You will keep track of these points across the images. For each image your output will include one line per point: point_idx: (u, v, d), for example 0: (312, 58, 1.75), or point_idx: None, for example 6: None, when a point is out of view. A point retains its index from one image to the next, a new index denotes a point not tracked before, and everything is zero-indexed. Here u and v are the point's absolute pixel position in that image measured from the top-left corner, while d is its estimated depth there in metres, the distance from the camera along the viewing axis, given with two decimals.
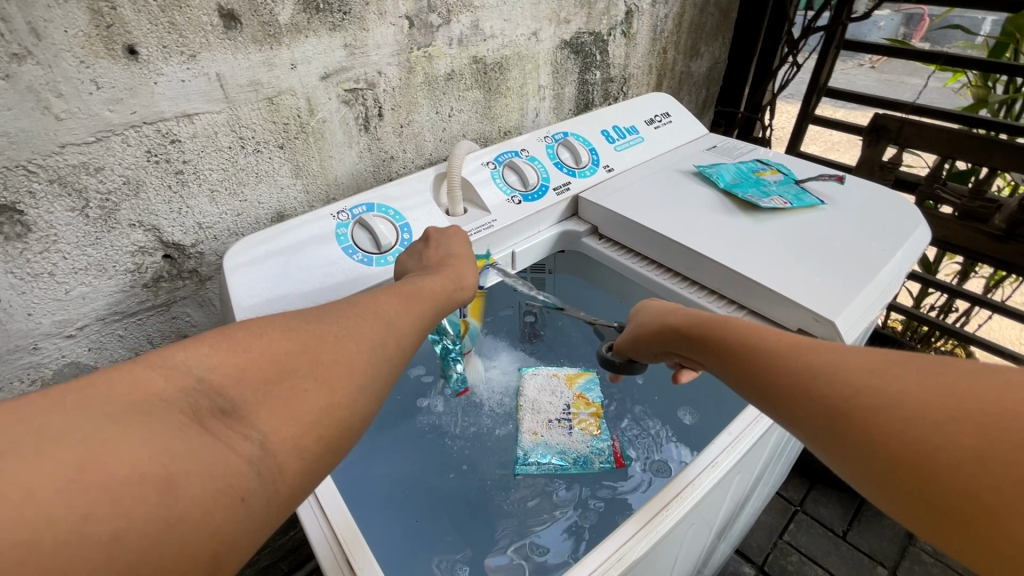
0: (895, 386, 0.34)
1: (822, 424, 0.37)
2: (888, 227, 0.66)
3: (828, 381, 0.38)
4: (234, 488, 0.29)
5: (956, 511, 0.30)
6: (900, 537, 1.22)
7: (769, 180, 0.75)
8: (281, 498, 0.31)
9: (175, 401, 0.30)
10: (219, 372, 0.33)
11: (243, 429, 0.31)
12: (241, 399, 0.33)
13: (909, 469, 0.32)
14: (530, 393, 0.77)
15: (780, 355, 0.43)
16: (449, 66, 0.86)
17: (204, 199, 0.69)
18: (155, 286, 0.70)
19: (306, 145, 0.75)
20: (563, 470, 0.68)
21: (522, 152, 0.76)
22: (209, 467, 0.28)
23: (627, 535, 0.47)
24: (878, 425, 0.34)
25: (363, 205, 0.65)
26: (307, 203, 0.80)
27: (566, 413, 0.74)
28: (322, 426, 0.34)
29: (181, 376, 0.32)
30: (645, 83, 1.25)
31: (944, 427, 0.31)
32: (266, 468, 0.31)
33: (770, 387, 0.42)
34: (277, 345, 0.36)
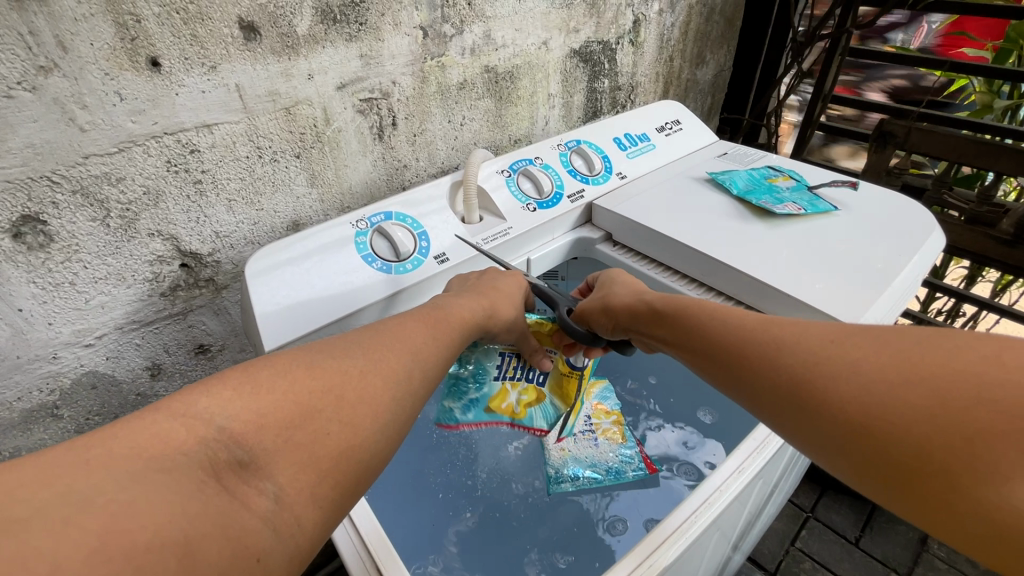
0: (855, 355, 0.39)
1: (786, 394, 0.42)
2: (902, 232, 0.66)
3: (793, 354, 0.42)
4: (249, 549, 0.30)
5: (912, 466, 0.35)
6: (913, 544, 1.21)
7: (782, 186, 0.76)
8: (295, 552, 0.33)
9: (195, 455, 0.32)
10: (239, 422, 0.34)
11: (256, 483, 0.33)
12: (259, 448, 0.34)
13: (868, 430, 0.36)
14: None
15: (747, 333, 0.47)
16: (462, 75, 0.87)
17: (221, 208, 0.69)
18: (172, 295, 0.70)
19: (321, 154, 0.76)
20: (597, 482, 0.67)
21: (535, 160, 0.77)
22: (227, 528, 0.30)
23: (644, 554, 0.47)
24: (839, 391, 0.38)
25: (382, 213, 0.65)
26: (322, 211, 0.80)
27: (588, 425, 0.70)
28: (336, 472, 0.36)
29: (202, 427, 0.33)
30: (652, 91, 1.26)
31: (900, 390, 0.36)
32: (281, 524, 0.32)
33: (737, 365, 0.46)
34: (306, 385, 0.38)
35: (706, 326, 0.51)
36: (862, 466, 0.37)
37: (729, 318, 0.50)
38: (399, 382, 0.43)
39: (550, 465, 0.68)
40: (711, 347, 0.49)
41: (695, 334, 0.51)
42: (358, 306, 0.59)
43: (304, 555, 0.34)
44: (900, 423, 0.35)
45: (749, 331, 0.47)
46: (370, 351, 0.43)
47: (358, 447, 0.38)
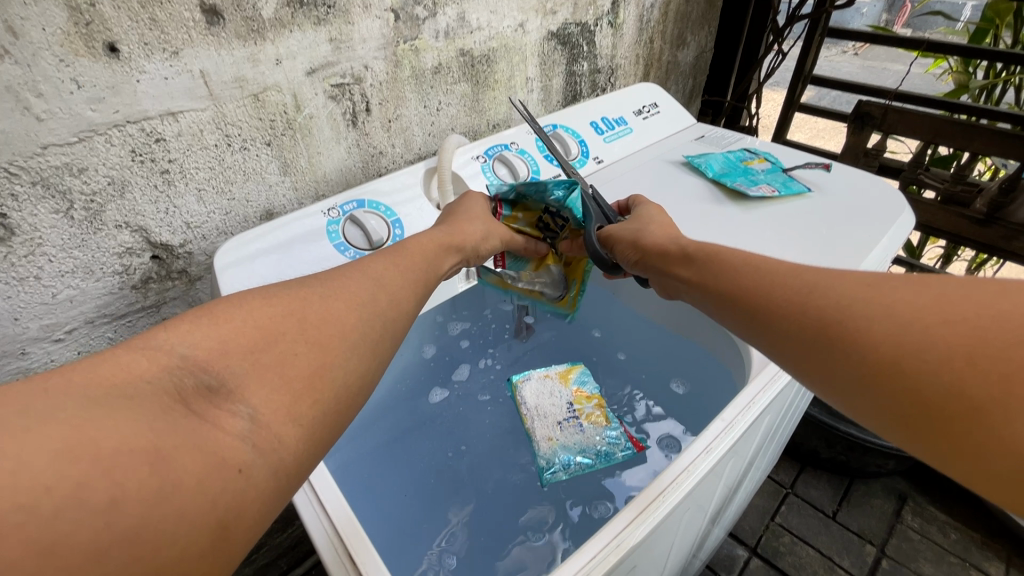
0: (889, 297, 0.40)
1: (811, 334, 0.43)
2: (874, 212, 0.67)
3: (824, 295, 0.44)
4: (229, 461, 0.31)
5: (937, 404, 0.35)
6: (888, 516, 1.25)
7: (757, 168, 0.76)
8: (280, 469, 0.33)
9: (159, 381, 0.33)
10: (201, 350, 0.35)
11: (230, 405, 0.33)
12: (229, 374, 0.35)
13: (897, 368, 0.37)
14: (529, 400, 0.71)
15: (779, 280, 0.48)
16: (436, 59, 0.85)
17: (191, 198, 0.68)
18: (144, 287, 0.69)
19: (293, 142, 0.74)
20: (589, 468, 0.65)
21: (511, 145, 0.75)
22: (197, 442, 0.30)
23: (633, 516, 0.48)
24: (871, 330, 0.39)
25: (354, 201, 0.64)
26: (296, 200, 0.79)
27: (571, 411, 0.71)
28: (315, 389, 0.37)
29: (163, 356, 0.34)
30: (632, 74, 1.25)
31: (933, 330, 0.36)
32: (261, 440, 0.33)
33: (766, 314, 0.48)
34: (262, 313, 0.39)
35: (735, 280, 0.52)
36: (885, 407, 0.38)
37: (763, 271, 0.50)
38: (369, 334, 0.42)
39: (540, 453, 0.67)
40: (740, 298, 0.51)
41: (726, 285, 0.53)
42: None
43: (291, 471, 0.34)
44: (930, 361, 0.35)
45: (781, 281, 0.48)
46: (340, 304, 0.43)
47: (331, 366, 0.38)
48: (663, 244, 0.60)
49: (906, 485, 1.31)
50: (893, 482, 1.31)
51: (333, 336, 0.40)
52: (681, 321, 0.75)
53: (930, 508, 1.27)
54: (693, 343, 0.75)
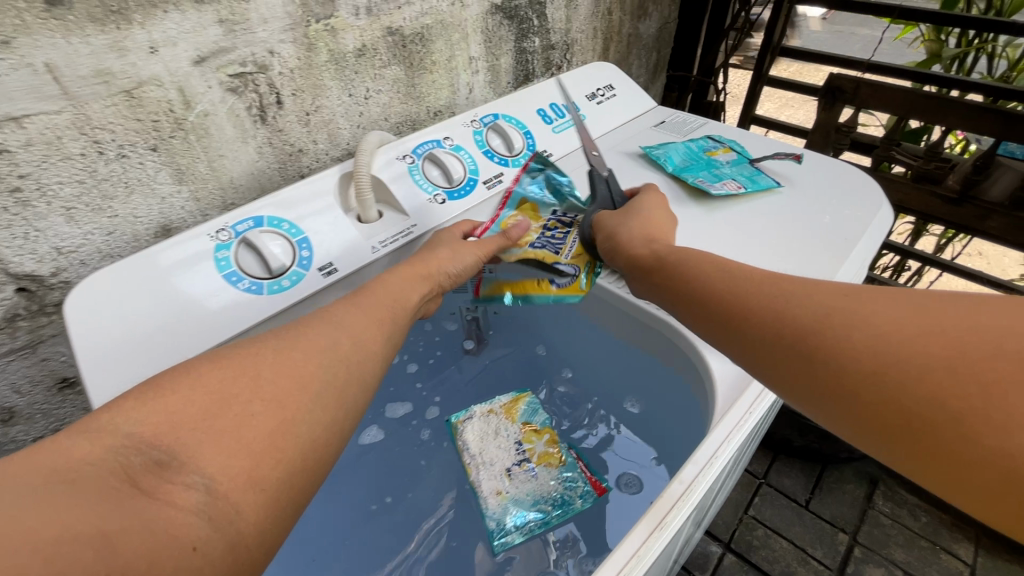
0: (868, 305, 0.37)
1: (788, 345, 0.39)
2: (849, 209, 0.60)
3: (801, 304, 0.40)
4: (182, 539, 0.29)
5: (921, 416, 0.32)
6: (860, 501, 1.24)
7: (721, 160, 0.68)
8: (240, 544, 0.31)
9: (105, 464, 0.30)
10: (148, 425, 0.33)
11: (183, 478, 0.31)
12: (178, 446, 0.32)
13: (881, 380, 0.34)
14: (471, 446, 0.59)
15: (751, 285, 0.44)
16: (359, 40, 0.74)
17: (57, 218, 0.56)
18: (11, 327, 0.59)
19: (186, 145, 0.63)
20: (546, 525, 0.53)
21: (444, 141, 0.65)
22: (147, 522, 0.28)
23: (658, 518, 0.41)
24: (852, 340, 0.36)
25: (250, 218, 0.53)
26: (199, 211, 0.68)
27: (521, 453, 0.59)
28: (277, 448, 0.35)
29: (108, 436, 0.32)
30: (590, 49, 1.15)
31: (915, 341, 0.34)
32: (217, 512, 0.31)
33: (740, 321, 0.43)
34: (216, 376, 0.36)
35: (705, 285, 0.47)
36: (868, 422, 0.35)
37: (731, 273, 0.46)
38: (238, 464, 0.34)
39: (484, 508, 0.55)
40: (709, 305, 0.46)
41: (692, 290, 0.48)
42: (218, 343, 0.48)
43: (252, 544, 0.32)
44: (921, 371, 0.33)
45: (754, 286, 0.44)
46: None
47: (294, 423, 0.36)
48: (638, 245, 0.53)
49: (877, 468, 1.30)
50: (864, 466, 1.30)
51: (292, 389, 0.38)
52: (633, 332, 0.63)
53: (902, 491, 1.26)
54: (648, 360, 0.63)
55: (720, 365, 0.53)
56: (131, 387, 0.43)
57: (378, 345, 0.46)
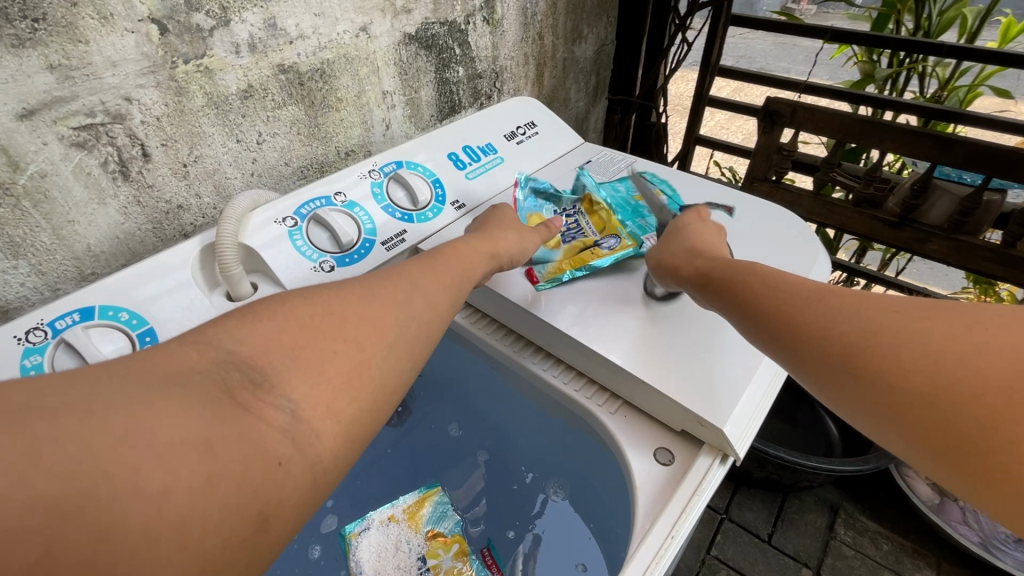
0: (925, 323, 0.37)
1: (836, 359, 0.39)
2: (781, 270, 0.54)
3: (850, 320, 0.39)
4: (270, 458, 0.29)
5: (968, 441, 0.32)
6: (822, 532, 1.20)
7: (650, 215, 0.63)
8: (322, 467, 0.31)
9: (207, 373, 0.31)
10: (248, 345, 0.33)
11: (271, 400, 0.31)
12: (272, 367, 0.32)
13: (932, 401, 0.34)
14: (366, 569, 0.50)
15: (797, 295, 0.43)
16: (243, 80, 0.65)
17: None
18: None
19: (18, 213, 0.53)
20: None
21: (334, 198, 0.57)
22: (246, 438, 0.29)
23: (683, 502, 0.42)
24: (905, 358, 0.36)
25: (75, 310, 0.43)
26: (47, 287, 0.58)
27: (424, 572, 0.50)
28: (354, 386, 0.34)
29: (213, 351, 0.32)
30: (522, 76, 1.09)
31: (971, 363, 0.33)
32: (301, 436, 0.31)
33: (782, 326, 0.42)
34: (306, 311, 0.36)
35: (751, 290, 0.46)
36: (917, 436, 0.35)
37: (778, 284, 0.45)
38: None
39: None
40: (753, 310, 0.45)
41: (741, 300, 0.46)
42: None
43: (331, 472, 0.32)
44: (958, 391, 0.33)
45: (800, 297, 0.43)
46: None
47: (370, 363, 0.36)
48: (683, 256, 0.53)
49: (837, 494, 1.27)
50: (824, 493, 1.27)
51: (372, 337, 0.37)
52: (553, 408, 0.56)
53: (862, 517, 1.23)
54: (574, 438, 0.56)
55: (642, 461, 0.47)
56: None
57: (445, 309, 0.44)
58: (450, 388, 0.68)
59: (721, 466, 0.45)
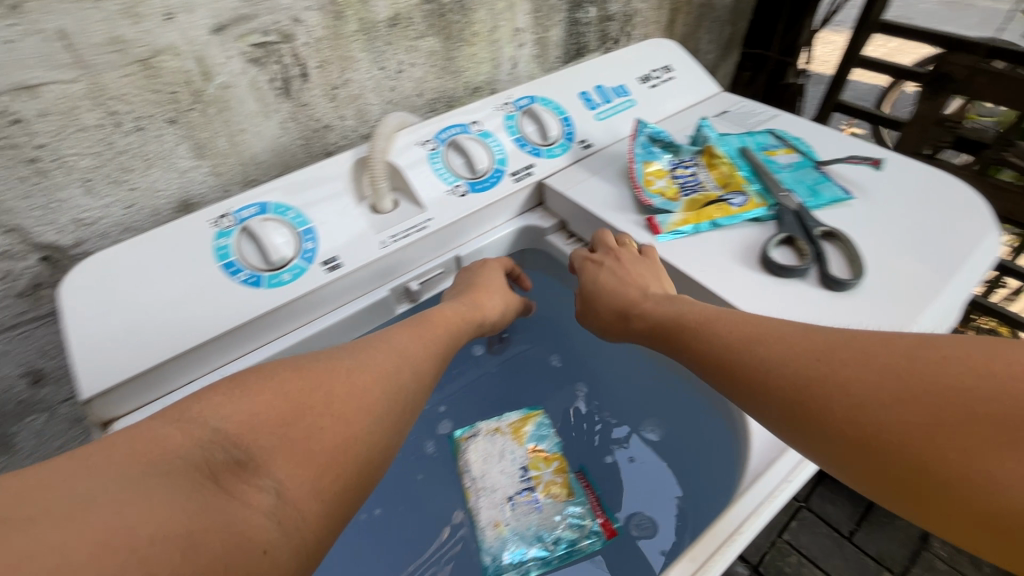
0: (847, 372, 0.33)
1: (782, 411, 0.35)
2: (942, 238, 0.48)
3: (781, 369, 0.35)
4: (254, 541, 0.29)
5: (922, 479, 0.29)
6: (913, 541, 1.13)
7: (780, 163, 0.57)
8: (299, 555, 0.31)
9: (191, 457, 0.31)
10: (233, 422, 0.34)
11: (255, 480, 0.32)
12: (258, 448, 0.33)
13: (878, 450, 0.31)
14: (474, 468, 0.57)
15: (725, 343, 0.40)
16: (392, 8, 0.68)
17: (77, 189, 0.56)
18: (35, 295, 0.59)
19: (205, 118, 0.60)
20: (546, 566, 0.51)
21: (471, 126, 0.59)
22: (229, 522, 0.29)
23: (694, 566, 0.41)
24: (841, 409, 0.32)
25: (255, 205, 0.50)
26: (220, 186, 0.66)
27: (526, 481, 0.56)
28: (338, 463, 0.35)
29: (196, 429, 0.33)
30: (653, 21, 1.04)
31: (900, 407, 0.30)
32: (284, 515, 0.31)
33: (732, 377, 0.38)
34: (293, 384, 0.38)
35: (689, 326, 0.43)
36: (878, 483, 0.31)
37: (714, 320, 0.41)
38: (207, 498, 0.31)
39: (484, 541, 0.53)
40: (701, 353, 0.41)
41: (683, 346, 0.43)
42: (206, 342, 0.45)
43: (312, 544, 0.32)
44: (911, 434, 0.30)
45: (726, 346, 0.39)
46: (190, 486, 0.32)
47: (355, 440, 0.37)
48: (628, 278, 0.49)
49: None
50: None
51: (356, 408, 0.38)
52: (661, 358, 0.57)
53: None
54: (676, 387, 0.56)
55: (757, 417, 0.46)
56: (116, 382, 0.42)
57: (427, 367, 0.47)
58: (552, 323, 0.70)
59: None
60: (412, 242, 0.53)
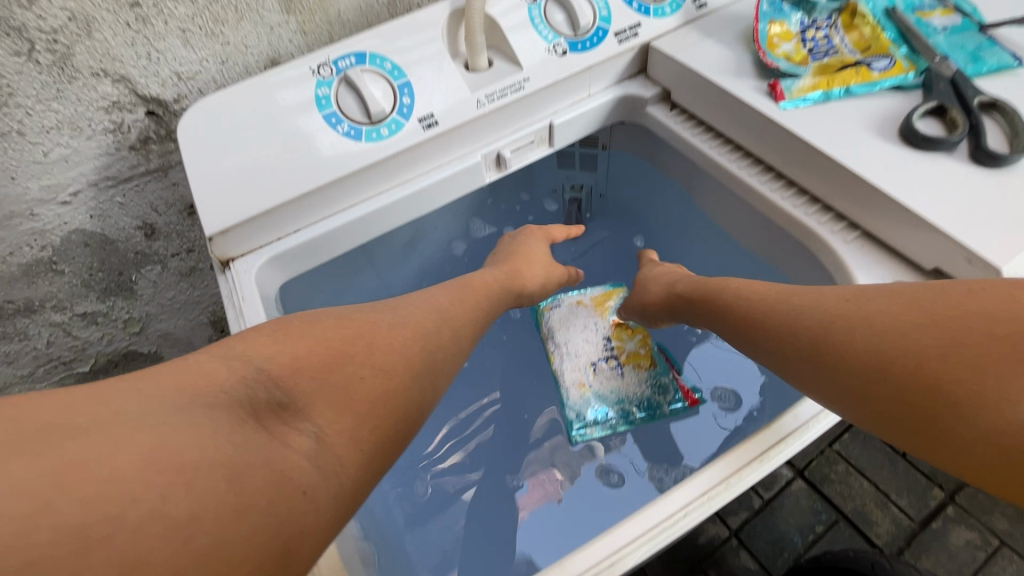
0: (869, 309, 0.35)
1: (803, 353, 0.37)
2: None
3: (809, 315, 0.38)
4: (293, 483, 0.25)
5: (918, 402, 0.31)
6: None
7: (936, 24, 0.49)
8: (343, 501, 0.27)
9: (234, 392, 0.27)
10: (277, 364, 0.30)
11: (297, 424, 0.28)
12: (301, 392, 0.30)
13: (882, 375, 0.32)
14: (561, 340, 0.66)
15: (763, 302, 0.43)
16: None
17: (175, 40, 0.55)
18: (144, 149, 0.60)
19: None
20: (626, 424, 0.61)
21: None
22: (269, 462, 0.25)
23: (742, 462, 0.40)
24: (852, 342, 0.34)
25: (353, 55, 0.48)
26: (305, 47, 0.63)
27: (609, 351, 0.64)
28: (379, 414, 0.31)
29: (242, 366, 0.29)
30: None
31: (907, 334, 0.32)
32: (326, 463, 0.27)
33: (758, 341, 0.41)
34: (334, 332, 0.34)
35: (733, 303, 0.45)
36: (877, 411, 0.33)
37: (750, 297, 0.44)
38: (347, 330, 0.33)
39: (569, 397, 0.63)
40: (736, 324, 0.44)
41: (731, 307, 0.46)
42: (313, 189, 0.47)
43: (353, 501, 0.28)
44: (915, 357, 0.31)
45: (767, 305, 0.42)
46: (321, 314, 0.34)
47: (395, 395, 0.32)
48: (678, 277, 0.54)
49: None
50: None
51: (400, 362, 0.34)
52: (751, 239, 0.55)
53: None
54: (765, 271, 0.56)
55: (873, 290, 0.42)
56: (237, 221, 0.45)
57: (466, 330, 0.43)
58: (634, 209, 0.70)
59: None
60: (507, 103, 0.51)
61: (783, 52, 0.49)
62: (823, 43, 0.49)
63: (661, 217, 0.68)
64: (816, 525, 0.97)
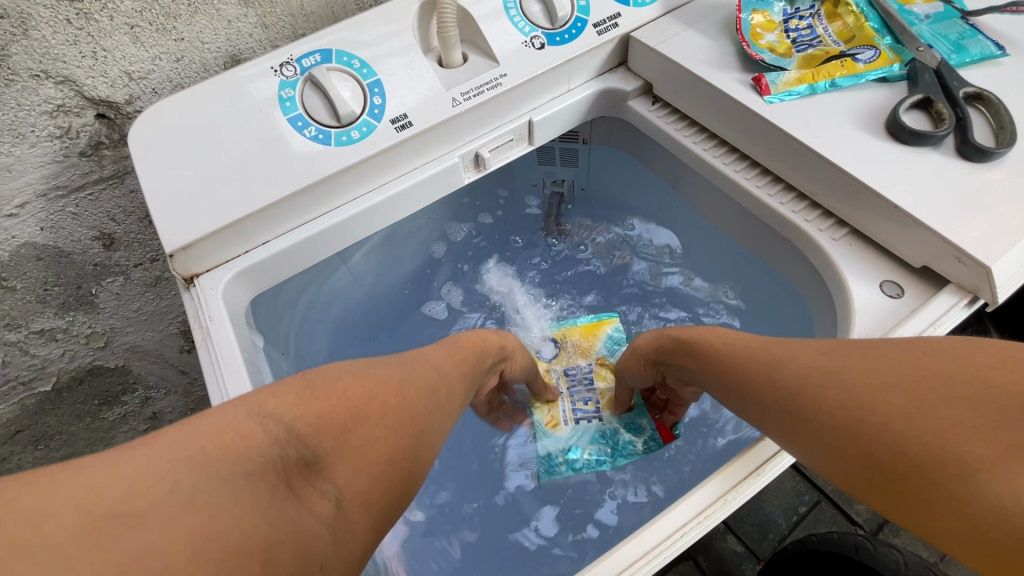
0: (843, 363, 0.34)
1: (779, 406, 0.36)
2: None
3: (783, 367, 0.37)
4: (314, 555, 0.24)
5: (892, 469, 0.29)
6: None
7: (918, 12, 0.48)
8: (349, 566, 0.26)
9: (270, 455, 0.25)
10: (304, 421, 0.28)
11: (320, 485, 0.27)
12: (323, 449, 0.28)
13: (855, 436, 0.31)
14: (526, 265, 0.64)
15: (738, 352, 0.41)
16: None
17: (124, 37, 0.50)
18: (96, 155, 0.56)
19: None
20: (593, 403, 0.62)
21: None
22: (297, 531, 0.24)
23: (738, 476, 0.39)
24: (826, 399, 0.33)
25: (319, 52, 0.46)
26: (268, 42, 0.59)
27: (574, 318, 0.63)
28: (389, 477, 0.30)
29: (272, 424, 0.27)
30: None
31: (881, 394, 0.31)
32: (341, 531, 0.26)
33: (739, 391, 0.40)
34: (352, 391, 0.32)
35: (711, 350, 0.44)
36: (853, 474, 0.31)
37: (732, 341, 0.43)
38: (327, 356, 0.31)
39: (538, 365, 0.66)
40: (717, 369, 0.42)
41: (704, 358, 0.44)
42: (278, 200, 0.44)
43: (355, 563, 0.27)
44: (892, 418, 0.30)
45: (743, 352, 0.41)
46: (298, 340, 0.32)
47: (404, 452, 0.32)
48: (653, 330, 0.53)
49: None
50: None
51: (407, 419, 0.34)
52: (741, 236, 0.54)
53: None
54: (753, 267, 0.55)
55: (864, 289, 0.42)
56: (199, 236, 0.42)
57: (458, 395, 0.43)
58: (614, 203, 0.69)
59: (968, 306, 0.39)
60: (483, 101, 0.48)
61: (768, 42, 0.47)
62: (806, 34, 0.48)
63: (644, 209, 0.66)
64: (799, 506, 0.94)
